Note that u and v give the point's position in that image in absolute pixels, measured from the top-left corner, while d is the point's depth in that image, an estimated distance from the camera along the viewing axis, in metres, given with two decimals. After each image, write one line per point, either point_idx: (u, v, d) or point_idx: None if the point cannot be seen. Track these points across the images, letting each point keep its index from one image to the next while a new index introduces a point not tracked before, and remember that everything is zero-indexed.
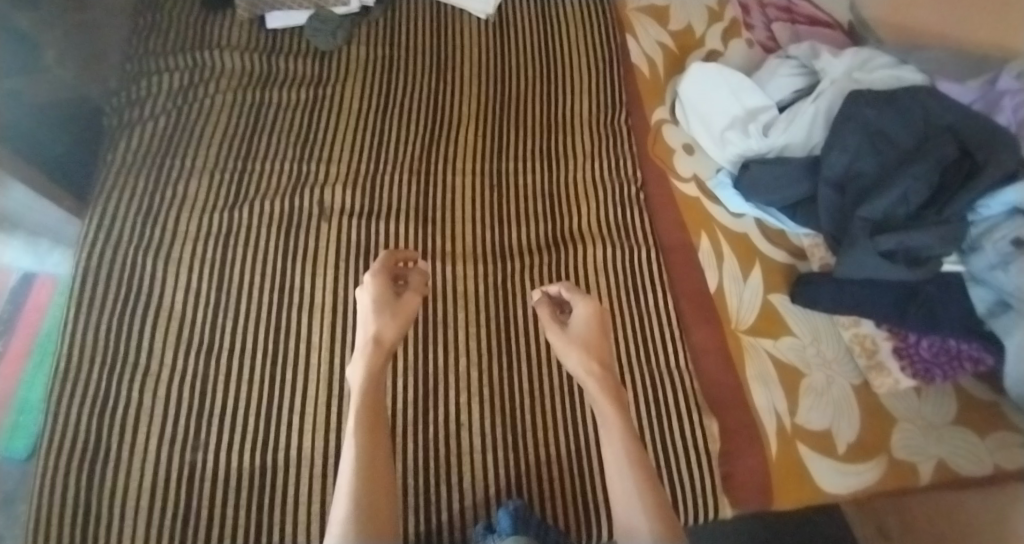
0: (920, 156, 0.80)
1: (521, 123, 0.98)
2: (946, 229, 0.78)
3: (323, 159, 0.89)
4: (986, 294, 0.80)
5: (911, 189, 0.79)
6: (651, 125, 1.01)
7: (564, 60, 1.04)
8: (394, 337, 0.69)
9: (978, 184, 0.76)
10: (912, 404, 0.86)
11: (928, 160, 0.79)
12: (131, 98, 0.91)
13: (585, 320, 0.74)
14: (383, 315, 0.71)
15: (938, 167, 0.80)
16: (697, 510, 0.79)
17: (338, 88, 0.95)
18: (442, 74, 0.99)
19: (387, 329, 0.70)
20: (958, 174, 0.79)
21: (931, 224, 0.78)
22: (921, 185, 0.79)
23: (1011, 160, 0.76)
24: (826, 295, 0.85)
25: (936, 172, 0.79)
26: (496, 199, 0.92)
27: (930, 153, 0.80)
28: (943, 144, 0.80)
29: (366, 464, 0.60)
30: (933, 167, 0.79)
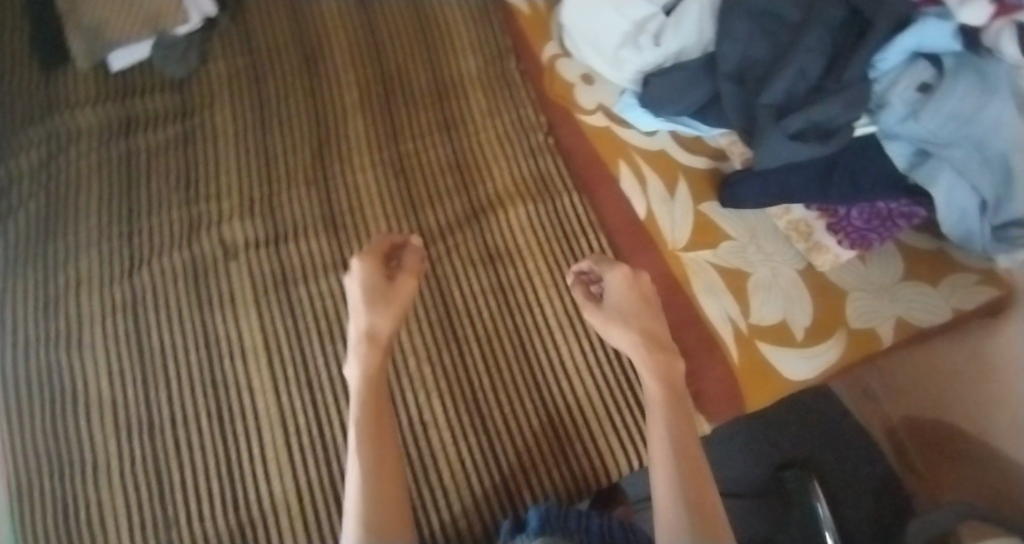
0: (810, 25, 0.76)
1: (410, 96, 0.91)
2: (851, 95, 0.74)
3: (212, 195, 0.84)
4: (902, 149, 0.76)
5: (806, 60, 0.76)
6: (543, 64, 0.96)
7: (438, 18, 0.97)
8: (389, 333, 0.59)
9: (870, 43, 0.73)
10: (860, 271, 0.87)
11: (817, 26, 0.76)
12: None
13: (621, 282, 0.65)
14: (375, 305, 0.59)
15: (830, 34, 0.76)
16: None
17: (208, 116, 0.88)
18: (313, 68, 0.91)
19: (381, 322, 0.59)
20: (849, 37, 0.76)
21: (835, 93, 0.75)
22: (815, 56, 0.76)
23: (899, 7, 0.72)
24: (752, 191, 0.84)
25: (825, 38, 0.76)
26: (405, 184, 0.86)
27: (820, 20, 0.76)
28: (833, 6, 0.76)
29: (375, 477, 0.53)
30: (824, 34, 0.76)
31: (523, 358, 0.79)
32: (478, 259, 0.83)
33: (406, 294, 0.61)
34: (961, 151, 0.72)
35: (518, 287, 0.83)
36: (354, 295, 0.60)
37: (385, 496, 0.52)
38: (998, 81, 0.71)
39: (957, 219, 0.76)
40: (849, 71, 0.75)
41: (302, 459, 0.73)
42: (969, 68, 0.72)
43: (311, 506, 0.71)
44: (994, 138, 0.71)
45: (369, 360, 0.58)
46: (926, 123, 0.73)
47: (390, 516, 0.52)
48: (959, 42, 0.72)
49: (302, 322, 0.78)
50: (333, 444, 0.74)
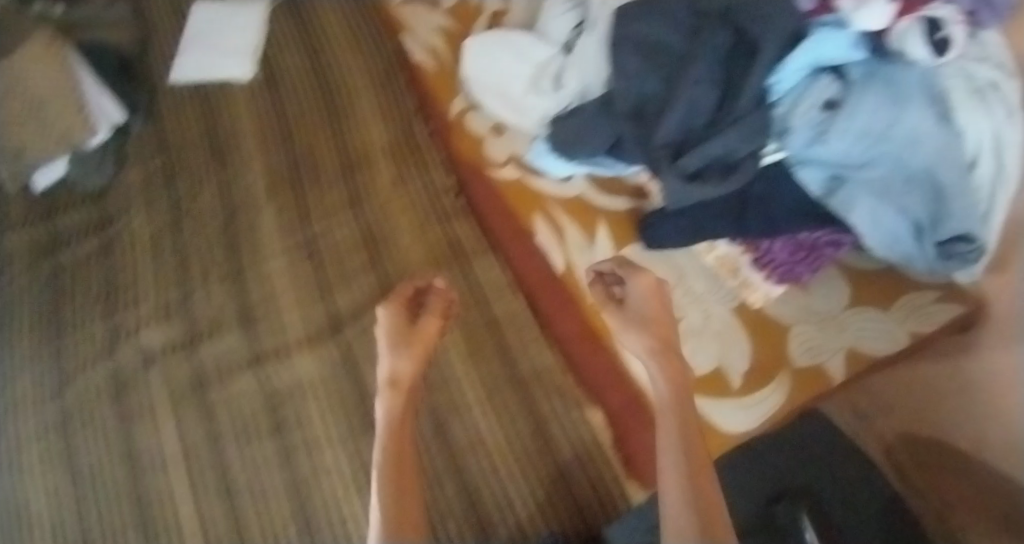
0: (696, 52, 0.70)
1: (317, 175, 0.90)
2: (746, 125, 0.67)
3: (132, 303, 0.86)
4: (816, 174, 0.68)
5: (696, 92, 0.69)
6: (451, 120, 0.92)
7: (345, 87, 0.95)
8: (411, 375, 0.59)
9: (758, 66, 0.66)
10: (801, 302, 0.80)
11: (701, 54, 0.69)
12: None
13: (642, 293, 0.61)
14: (398, 350, 0.60)
15: (718, 60, 0.69)
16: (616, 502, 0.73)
17: (126, 223, 0.91)
18: (221, 159, 0.92)
19: (403, 367, 0.59)
20: (739, 61, 0.70)
21: (730, 125, 0.68)
22: (706, 87, 0.69)
23: (784, 24, 0.65)
24: (669, 232, 0.78)
25: (714, 66, 0.69)
26: (314, 268, 0.85)
27: (705, 46, 0.69)
28: (717, 30, 0.70)
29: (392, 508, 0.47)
30: (711, 60, 0.69)
31: (445, 439, 0.77)
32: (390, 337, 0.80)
33: (429, 335, 0.63)
34: (879, 172, 0.64)
35: (437, 359, 0.81)
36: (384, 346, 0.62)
37: (403, 521, 0.46)
38: (909, 90, 0.62)
39: (890, 243, 0.67)
40: (744, 96, 0.68)
41: None
42: (877, 77, 0.64)
43: None
44: (913, 153, 0.62)
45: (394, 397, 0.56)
46: (835, 145, 0.64)
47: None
48: (860, 50, 0.63)
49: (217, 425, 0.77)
50: None
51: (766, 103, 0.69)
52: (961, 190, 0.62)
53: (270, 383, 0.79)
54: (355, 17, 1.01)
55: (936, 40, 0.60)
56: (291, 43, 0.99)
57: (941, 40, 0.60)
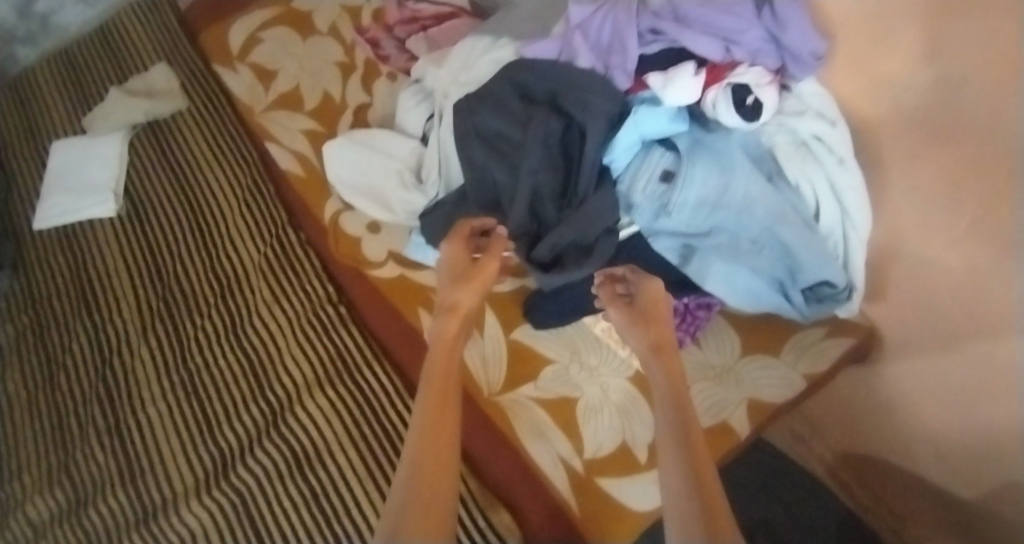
0: (529, 138, 0.69)
1: (193, 307, 0.90)
2: (591, 206, 0.67)
3: (19, 471, 0.84)
4: (668, 244, 0.66)
5: (535, 177, 0.69)
6: (326, 224, 0.90)
7: (213, 211, 0.96)
8: (469, 303, 0.64)
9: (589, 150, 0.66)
10: (695, 358, 0.78)
11: (533, 138, 0.69)
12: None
13: (647, 296, 0.61)
14: (455, 283, 0.65)
15: (553, 142, 0.69)
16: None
17: (7, 387, 0.90)
18: (94, 308, 0.92)
19: (463, 296, 0.64)
20: (573, 140, 0.70)
21: (576, 209, 0.68)
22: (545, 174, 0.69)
23: (605, 103, 0.66)
24: (549, 312, 0.80)
25: (549, 149, 0.69)
26: (198, 405, 0.83)
27: (537, 132, 0.69)
28: (547, 114, 0.70)
29: (430, 441, 0.52)
30: (546, 145, 0.69)
31: None
32: (281, 469, 0.76)
33: (487, 274, 0.65)
34: (725, 236, 0.64)
35: (335, 477, 0.74)
36: (444, 283, 0.66)
37: (437, 488, 0.49)
38: (733, 156, 0.62)
39: (754, 300, 0.65)
40: (583, 177, 0.67)
41: None
42: (701, 145, 0.64)
43: None
44: (750, 218, 0.62)
45: (447, 331, 0.62)
46: (677, 217, 0.64)
47: (431, 485, 0.49)
48: (680, 122, 0.65)
49: None
50: None
51: (606, 180, 0.68)
52: (805, 247, 0.61)
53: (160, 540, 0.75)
54: (218, 137, 1.01)
55: (748, 104, 0.60)
56: (157, 179, 1.01)
57: (753, 104, 0.60)
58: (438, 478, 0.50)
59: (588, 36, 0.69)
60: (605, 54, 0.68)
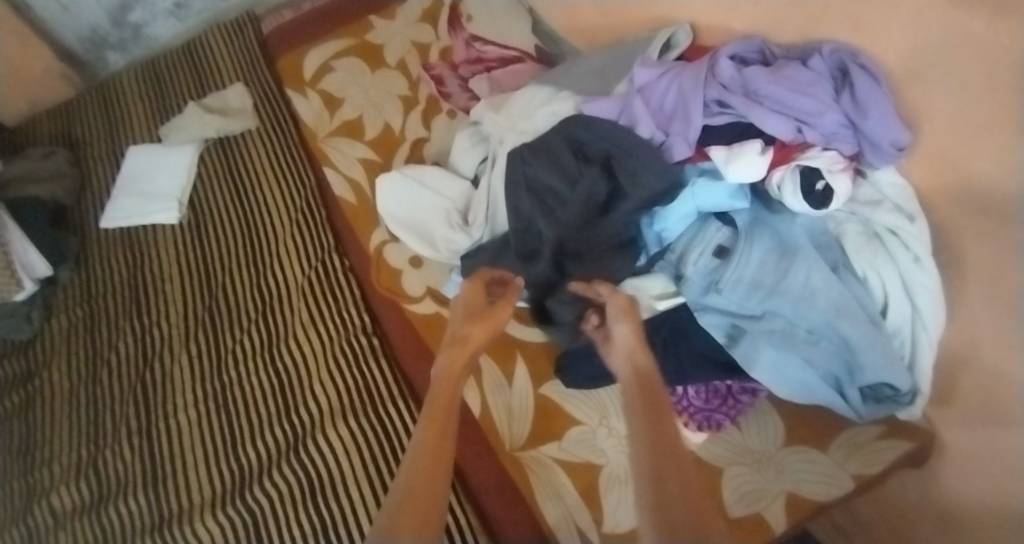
0: (574, 212, 0.69)
1: (234, 318, 0.90)
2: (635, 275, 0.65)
3: (47, 460, 0.84)
4: (716, 321, 0.63)
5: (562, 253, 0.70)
6: (370, 253, 0.92)
7: (266, 227, 0.98)
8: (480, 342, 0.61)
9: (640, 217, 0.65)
10: (731, 442, 0.74)
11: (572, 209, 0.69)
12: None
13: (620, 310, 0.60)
14: (467, 319, 0.63)
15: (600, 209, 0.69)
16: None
17: (47, 373, 0.91)
18: (143, 306, 0.94)
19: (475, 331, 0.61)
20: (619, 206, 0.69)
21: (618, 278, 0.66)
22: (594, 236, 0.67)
23: (655, 175, 0.64)
24: (582, 372, 0.77)
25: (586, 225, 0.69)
26: (225, 416, 0.83)
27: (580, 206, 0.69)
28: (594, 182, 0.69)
29: (425, 449, 0.49)
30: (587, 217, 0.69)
31: None
32: (297, 497, 0.75)
33: (500, 316, 0.63)
34: (779, 322, 0.60)
35: (348, 511, 0.72)
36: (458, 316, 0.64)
37: (424, 495, 0.45)
38: (796, 241, 0.60)
39: (805, 392, 0.61)
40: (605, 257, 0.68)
41: None
42: (763, 226, 0.61)
43: None
44: (807, 309, 0.58)
45: (449, 354, 0.59)
46: (729, 295, 0.61)
47: (421, 494, 0.45)
48: (741, 200, 0.62)
49: None
50: None
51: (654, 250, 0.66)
52: (867, 346, 0.57)
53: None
54: (281, 157, 1.04)
55: (818, 190, 0.57)
56: (220, 192, 1.04)
57: (823, 190, 0.57)
58: (431, 487, 0.46)
59: (652, 100, 0.67)
60: (668, 117, 0.66)
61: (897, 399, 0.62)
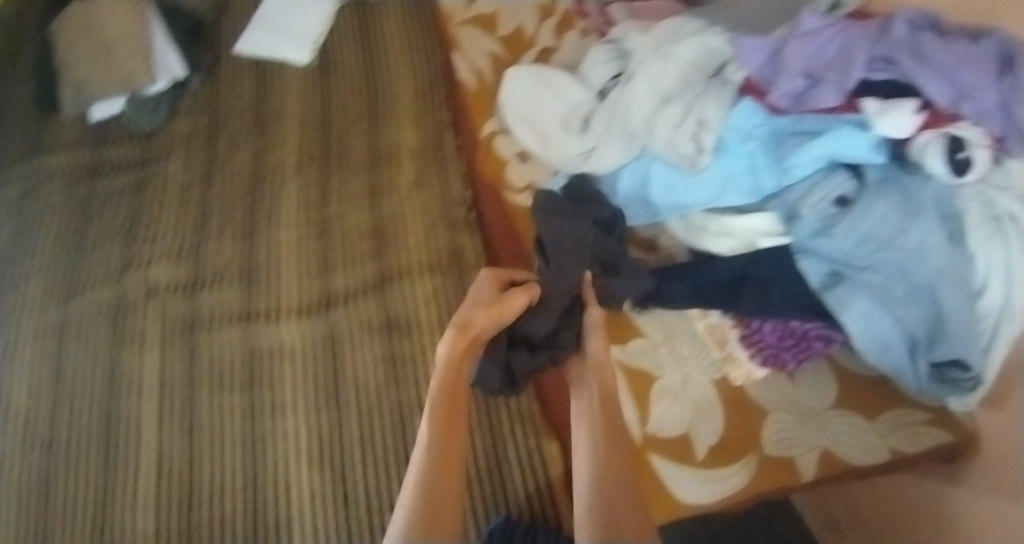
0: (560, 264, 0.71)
1: (346, 161, 0.95)
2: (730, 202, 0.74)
3: (149, 239, 0.91)
4: (817, 266, 0.67)
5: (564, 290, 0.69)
6: (480, 138, 0.95)
7: (390, 89, 1.01)
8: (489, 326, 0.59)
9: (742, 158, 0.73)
10: (784, 391, 0.78)
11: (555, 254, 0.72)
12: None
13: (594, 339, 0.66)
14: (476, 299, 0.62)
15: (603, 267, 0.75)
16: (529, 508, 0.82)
17: (162, 165, 0.96)
18: (262, 127, 0.98)
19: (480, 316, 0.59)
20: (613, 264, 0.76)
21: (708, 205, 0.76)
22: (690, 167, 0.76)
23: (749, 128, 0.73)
24: (665, 291, 0.77)
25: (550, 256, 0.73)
26: (322, 245, 0.90)
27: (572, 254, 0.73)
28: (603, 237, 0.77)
29: (442, 420, 0.52)
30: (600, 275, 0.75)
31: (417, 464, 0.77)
32: (377, 330, 0.83)
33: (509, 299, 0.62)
34: (879, 277, 0.65)
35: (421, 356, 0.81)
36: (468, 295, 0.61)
37: (448, 468, 0.49)
38: (922, 204, 0.62)
39: (879, 351, 0.66)
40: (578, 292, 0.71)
41: (179, 491, 0.77)
42: (892, 185, 0.64)
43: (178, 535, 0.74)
44: (914, 268, 0.62)
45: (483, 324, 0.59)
46: (838, 242, 0.65)
47: (440, 509, 0.46)
48: (879, 153, 0.64)
49: (198, 371, 0.83)
50: (198, 495, 0.76)
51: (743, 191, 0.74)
52: (958, 319, 0.60)
53: (256, 340, 0.84)
54: (416, 31, 1.08)
55: (957, 159, 0.61)
56: (350, 46, 1.07)
57: (963, 159, 0.61)
58: (452, 454, 0.50)
59: (809, 48, 0.68)
60: (821, 68, 0.67)
61: (960, 384, 0.66)
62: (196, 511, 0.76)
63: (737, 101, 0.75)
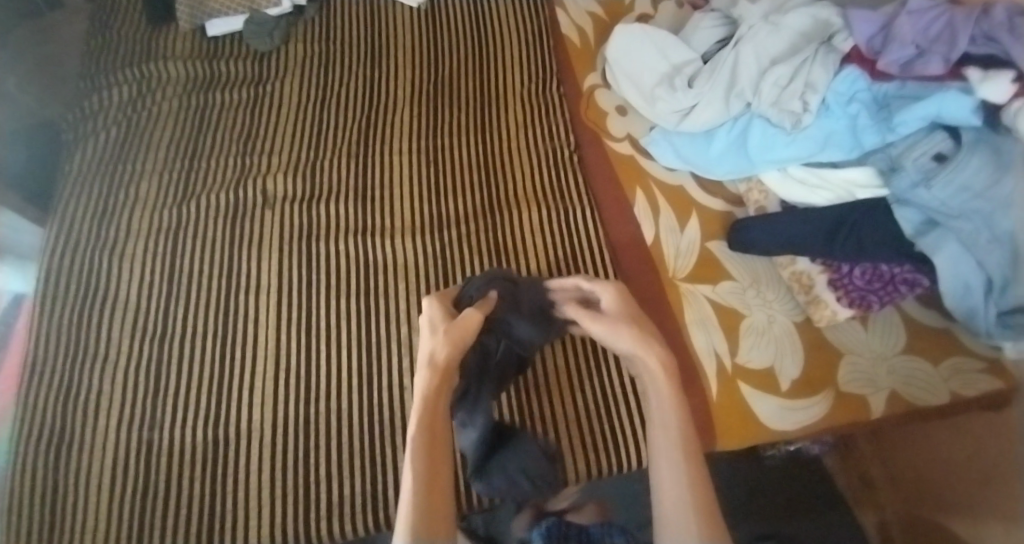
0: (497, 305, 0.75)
1: (454, 100, 1.01)
2: (830, 155, 0.82)
3: (267, 152, 0.96)
4: (912, 215, 0.74)
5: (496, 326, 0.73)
6: (582, 90, 1.02)
7: (494, 37, 1.08)
8: (448, 357, 0.63)
9: (846, 119, 0.81)
10: (858, 335, 0.83)
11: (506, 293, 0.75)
12: (75, 115, 0.99)
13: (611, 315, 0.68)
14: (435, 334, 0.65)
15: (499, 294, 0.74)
16: (575, 469, 0.78)
17: (277, 85, 1.01)
18: (377, 63, 1.04)
19: (440, 347, 0.64)
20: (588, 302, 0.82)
21: (808, 158, 0.83)
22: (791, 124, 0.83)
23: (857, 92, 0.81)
24: (758, 236, 0.85)
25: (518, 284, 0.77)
26: (432, 172, 0.95)
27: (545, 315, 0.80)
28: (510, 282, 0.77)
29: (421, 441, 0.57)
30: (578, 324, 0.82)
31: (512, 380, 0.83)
32: (487, 251, 0.89)
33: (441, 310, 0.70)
34: (969, 226, 0.71)
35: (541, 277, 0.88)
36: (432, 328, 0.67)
37: (434, 474, 0.55)
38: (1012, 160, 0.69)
39: (959, 293, 0.73)
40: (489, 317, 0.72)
41: (293, 383, 0.82)
42: (988, 147, 0.71)
43: (292, 424, 0.79)
44: (1000, 218, 0.70)
45: (427, 378, 0.61)
46: (936, 192, 0.72)
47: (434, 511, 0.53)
48: (979, 117, 0.71)
49: (313, 276, 0.88)
50: (314, 391, 0.81)
51: (845, 151, 0.81)
52: None
53: (368, 253, 0.89)
54: None
55: None
56: None
57: None
58: (438, 464, 0.56)
59: (918, 22, 0.75)
60: (928, 41, 0.74)
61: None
62: (310, 408, 0.80)
63: (842, 68, 0.82)
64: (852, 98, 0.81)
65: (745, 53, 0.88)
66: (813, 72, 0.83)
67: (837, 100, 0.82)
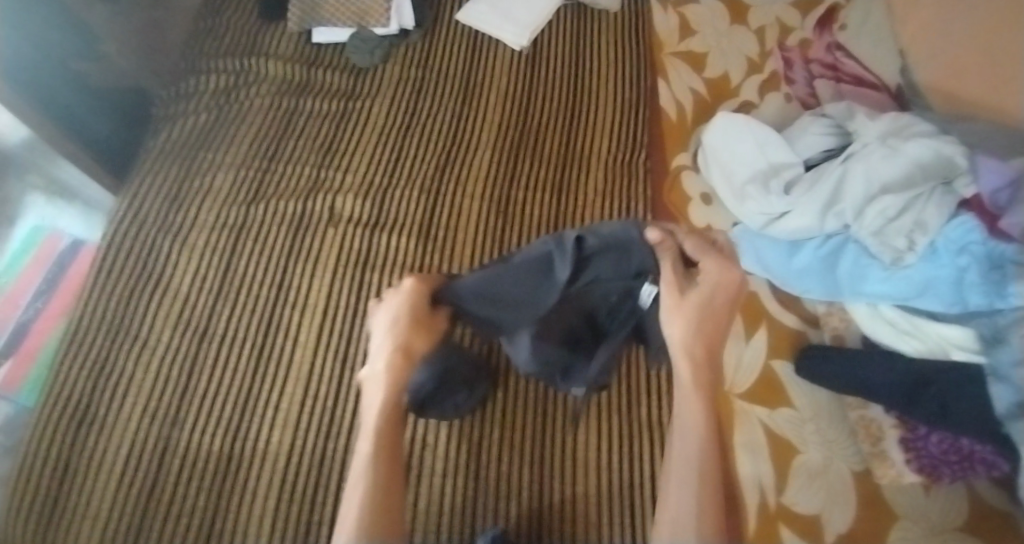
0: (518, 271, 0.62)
1: (538, 152, 0.99)
2: (926, 302, 0.76)
3: (342, 168, 0.95)
4: (1006, 392, 0.66)
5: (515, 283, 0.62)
6: (670, 169, 0.99)
7: (590, 95, 1.05)
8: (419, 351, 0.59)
9: (953, 269, 0.74)
10: (918, 501, 0.74)
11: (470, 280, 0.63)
12: (172, 94, 1.01)
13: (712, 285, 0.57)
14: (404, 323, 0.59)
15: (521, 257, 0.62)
16: None
17: (366, 103, 1.01)
18: (468, 100, 1.03)
19: (415, 339, 0.59)
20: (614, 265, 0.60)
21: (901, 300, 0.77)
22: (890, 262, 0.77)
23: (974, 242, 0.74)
24: (829, 370, 0.79)
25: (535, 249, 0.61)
26: (501, 223, 0.92)
27: (520, 289, 0.62)
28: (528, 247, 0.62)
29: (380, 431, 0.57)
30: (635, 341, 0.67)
31: (537, 457, 0.79)
32: None
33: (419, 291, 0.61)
34: None
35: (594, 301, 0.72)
36: (397, 317, 0.59)
37: (386, 470, 0.55)
38: None
39: None
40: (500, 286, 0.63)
41: (317, 411, 0.80)
42: None
43: (307, 454, 0.77)
44: None
45: (391, 372, 0.57)
46: None
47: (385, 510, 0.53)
48: None
49: (361, 306, 0.86)
50: (335, 426, 0.79)
51: (944, 303, 0.75)
52: None
53: None
54: (626, 45, 1.10)
55: None
56: (560, 44, 1.11)
57: None
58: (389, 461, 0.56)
59: None
60: None
61: None
62: (326, 443, 0.78)
63: (956, 214, 0.76)
64: (964, 248, 0.75)
65: (852, 172, 0.83)
66: (926, 212, 0.77)
67: (948, 245, 0.76)
